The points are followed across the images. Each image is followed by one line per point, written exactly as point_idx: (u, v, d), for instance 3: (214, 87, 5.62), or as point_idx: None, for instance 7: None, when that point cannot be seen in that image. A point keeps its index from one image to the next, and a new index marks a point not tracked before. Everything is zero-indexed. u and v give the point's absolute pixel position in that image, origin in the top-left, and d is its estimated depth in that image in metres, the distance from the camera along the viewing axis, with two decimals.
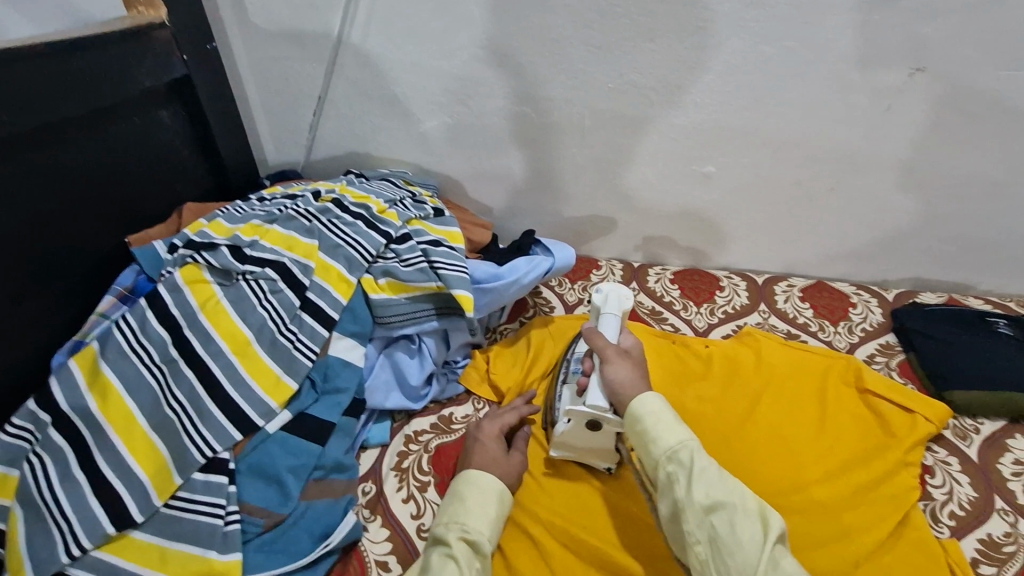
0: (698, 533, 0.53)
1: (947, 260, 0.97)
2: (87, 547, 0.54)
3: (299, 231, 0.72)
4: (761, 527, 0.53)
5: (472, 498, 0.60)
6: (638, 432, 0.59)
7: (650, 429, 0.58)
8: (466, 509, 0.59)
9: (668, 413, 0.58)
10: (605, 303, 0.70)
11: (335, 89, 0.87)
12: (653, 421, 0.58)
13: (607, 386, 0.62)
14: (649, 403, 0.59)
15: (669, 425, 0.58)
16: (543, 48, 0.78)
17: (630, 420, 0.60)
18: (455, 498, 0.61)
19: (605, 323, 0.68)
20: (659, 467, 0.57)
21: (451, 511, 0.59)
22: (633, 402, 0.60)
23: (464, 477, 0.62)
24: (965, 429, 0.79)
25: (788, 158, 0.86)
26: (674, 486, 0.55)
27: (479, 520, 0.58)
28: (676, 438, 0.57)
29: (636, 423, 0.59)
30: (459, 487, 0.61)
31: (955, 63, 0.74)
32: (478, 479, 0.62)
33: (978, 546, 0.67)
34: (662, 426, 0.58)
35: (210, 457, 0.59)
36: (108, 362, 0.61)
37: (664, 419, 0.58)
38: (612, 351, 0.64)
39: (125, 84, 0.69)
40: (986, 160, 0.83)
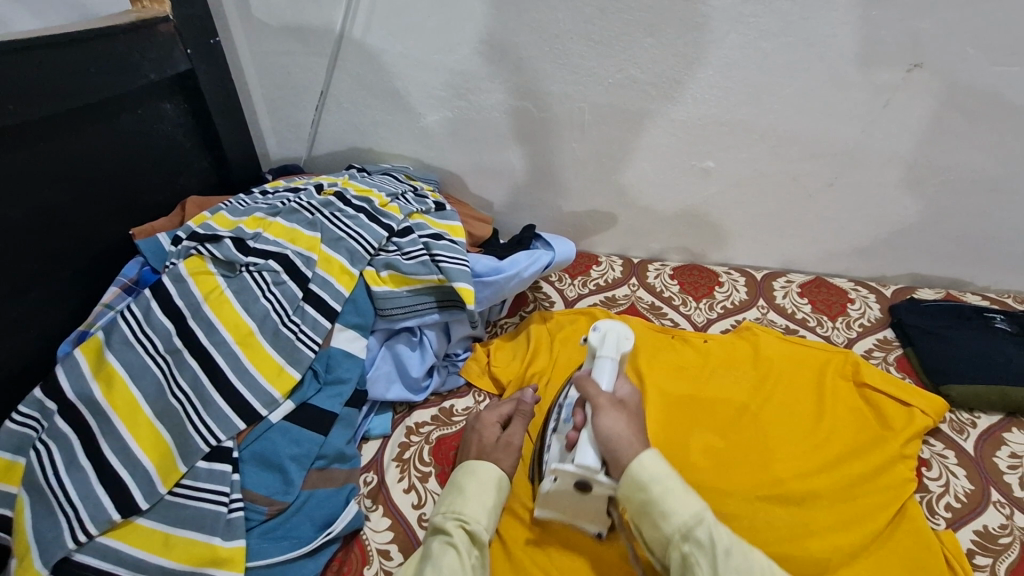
0: None
1: (945, 256, 0.98)
2: (92, 533, 0.55)
3: (302, 224, 0.72)
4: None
5: (471, 488, 0.61)
6: (645, 502, 0.54)
7: (658, 500, 0.54)
8: (465, 499, 0.60)
9: (674, 480, 0.54)
10: (602, 345, 0.67)
11: (337, 84, 0.88)
12: (661, 492, 0.54)
13: (599, 441, 0.58)
14: (652, 469, 0.55)
15: (679, 494, 0.54)
16: (543, 43, 0.79)
17: (635, 492, 0.55)
18: (455, 488, 0.61)
19: (600, 368, 0.65)
20: (673, 547, 0.53)
21: (449, 500, 0.60)
22: (631, 464, 0.55)
23: (464, 468, 0.63)
24: (962, 423, 0.79)
25: (787, 154, 0.87)
26: (695, 570, 0.51)
27: (478, 509, 0.59)
28: (690, 511, 0.53)
29: (640, 492, 0.54)
30: (458, 478, 0.62)
31: (952, 59, 0.75)
32: (479, 469, 0.62)
33: (974, 538, 0.68)
34: (668, 493, 0.54)
35: (214, 446, 0.60)
36: (114, 351, 0.62)
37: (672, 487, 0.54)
38: (605, 401, 0.60)
39: (128, 77, 0.70)
40: (983, 156, 0.83)
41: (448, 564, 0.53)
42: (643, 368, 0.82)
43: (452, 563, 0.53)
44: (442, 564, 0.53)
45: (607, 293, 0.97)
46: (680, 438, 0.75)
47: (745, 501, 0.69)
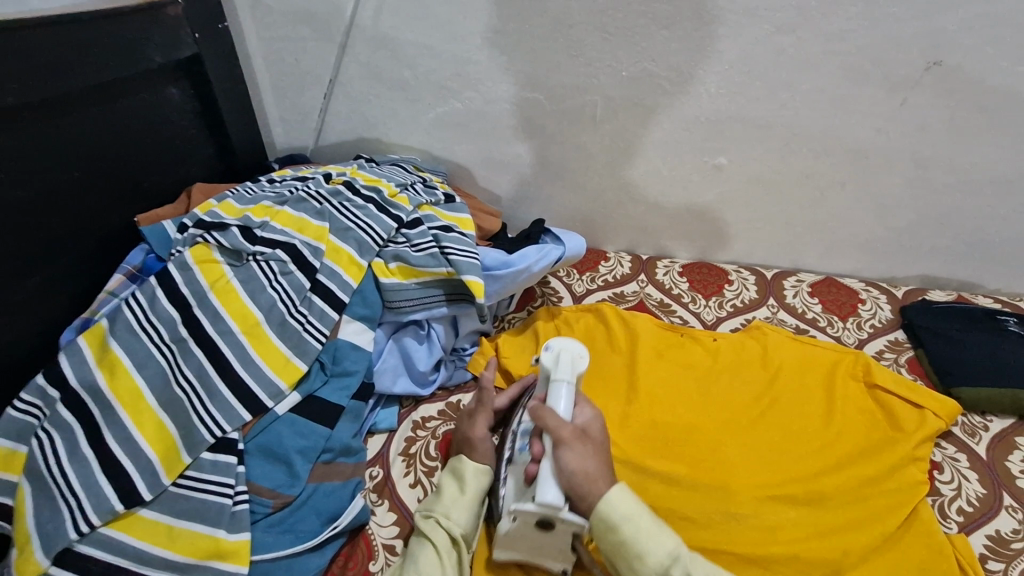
0: None
1: (958, 258, 0.97)
2: (95, 523, 0.54)
3: (310, 214, 0.71)
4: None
5: (447, 487, 0.62)
6: (617, 541, 0.53)
7: (631, 542, 0.53)
8: (438, 497, 0.61)
9: (645, 519, 0.54)
10: (557, 366, 0.62)
11: (345, 72, 0.86)
12: (632, 533, 0.53)
13: (561, 476, 0.54)
14: (623, 507, 0.54)
15: (652, 532, 0.54)
16: (556, 33, 0.77)
17: (606, 528, 0.54)
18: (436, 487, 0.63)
19: (556, 394, 0.60)
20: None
21: (427, 501, 0.61)
22: (599, 502, 0.54)
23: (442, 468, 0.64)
24: (974, 426, 0.78)
25: (800, 151, 0.86)
26: None
27: (449, 506, 0.60)
28: (665, 551, 0.53)
29: (611, 531, 0.53)
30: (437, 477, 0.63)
31: (971, 57, 0.73)
32: (454, 466, 0.63)
33: (986, 542, 0.67)
34: (640, 532, 0.53)
35: (219, 437, 0.59)
36: (118, 340, 0.61)
37: (646, 528, 0.54)
38: (568, 432, 0.56)
39: (133, 59, 0.68)
40: (1000, 156, 0.82)
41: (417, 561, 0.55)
42: (650, 366, 0.81)
43: (420, 559, 0.55)
44: (411, 561, 0.55)
45: (615, 289, 0.96)
46: (687, 437, 0.74)
47: (754, 499, 0.68)
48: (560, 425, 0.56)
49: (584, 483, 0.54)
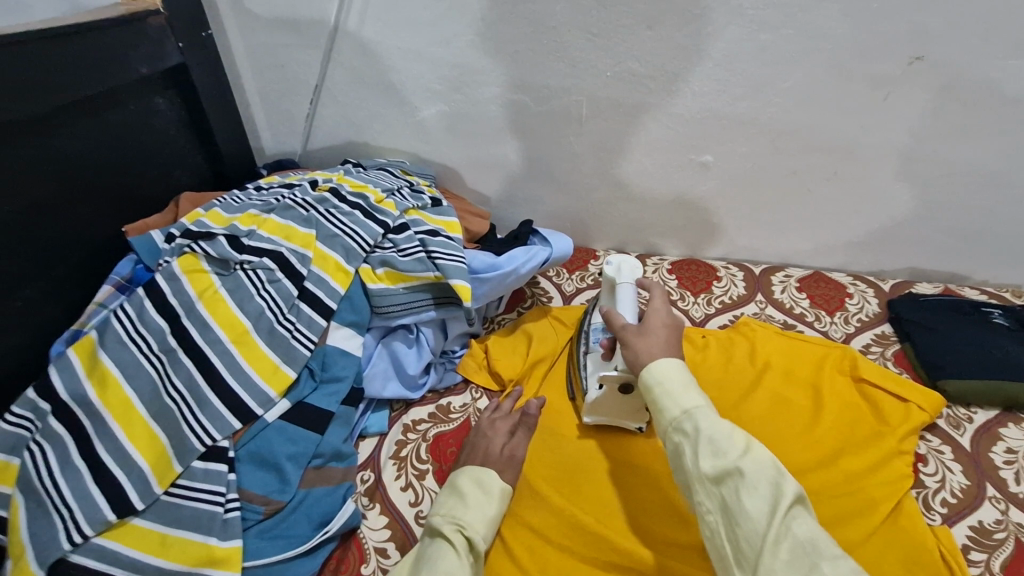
0: (708, 503, 0.50)
1: (944, 251, 0.97)
2: (88, 534, 0.54)
3: (297, 221, 0.72)
4: (770, 495, 0.48)
5: (471, 494, 0.61)
6: (649, 400, 0.57)
7: (655, 399, 0.56)
8: (464, 504, 0.60)
9: (673, 380, 0.56)
10: (619, 275, 0.72)
11: (331, 77, 0.87)
12: (658, 392, 0.56)
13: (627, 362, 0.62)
14: (656, 371, 0.57)
15: (675, 392, 0.55)
16: (541, 35, 0.78)
17: (643, 389, 0.58)
18: (455, 491, 0.62)
19: (623, 300, 0.69)
20: (669, 436, 0.55)
21: (448, 504, 0.61)
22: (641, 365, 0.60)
23: (464, 471, 0.63)
24: (959, 418, 0.79)
25: (785, 148, 0.86)
26: (682, 458, 0.53)
27: (477, 517, 0.59)
28: (681, 408, 0.54)
29: (646, 392, 0.57)
30: (459, 481, 0.62)
31: (953, 52, 0.74)
32: (479, 476, 0.63)
33: (969, 533, 0.68)
34: (664, 393, 0.56)
35: (209, 445, 0.60)
36: (107, 351, 0.61)
37: (672, 391, 0.55)
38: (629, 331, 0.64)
39: (117, 72, 0.69)
40: (985, 151, 0.83)
41: (446, 566, 0.53)
42: None
43: (450, 565, 0.54)
44: (439, 566, 0.53)
45: None
46: None
47: None
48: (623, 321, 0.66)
49: (638, 358, 0.60)
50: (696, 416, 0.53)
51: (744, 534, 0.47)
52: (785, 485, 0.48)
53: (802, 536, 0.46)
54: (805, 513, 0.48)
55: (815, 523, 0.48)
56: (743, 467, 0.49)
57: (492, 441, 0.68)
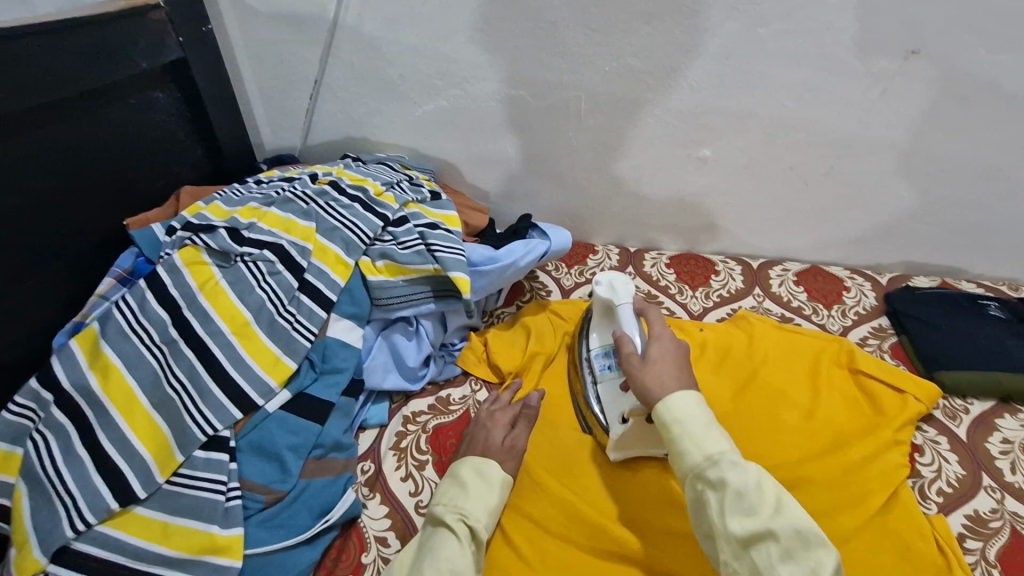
0: (735, 562, 0.50)
1: (941, 245, 0.98)
2: (91, 522, 0.55)
3: (297, 214, 0.72)
4: (804, 562, 0.48)
5: (472, 483, 0.61)
6: (669, 440, 0.57)
7: (676, 441, 0.56)
8: (465, 494, 0.60)
9: (695, 424, 0.56)
10: (614, 295, 0.72)
11: (330, 73, 0.87)
12: (680, 433, 0.56)
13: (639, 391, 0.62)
14: (675, 409, 0.57)
15: (698, 436, 0.55)
16: (539, 30, 0.78)
17: (660, 427, 0.58)
18: (455, 480, 0.62)
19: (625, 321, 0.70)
20: (690, 482, 0.55)
21: (449, 493, 0.61)
22: (661, 404, 0.58)
23: (465, 461, 0.63)
24: (955, 409, 0.80)
25: (782, 142, 0.87)
26: (706, 508, 0.53)
27: (478, 506, 0.60)
28: (705, 454, 0.54)
29: (665, 432, 0.57)
30: (460, 471, 0.62)
31: (948, 47, 0.74)
32: (480, 466, 0.63)
33: (965, 522, 0.68)
34: (685, 434, 0.56)
35: (211, 435, 0.60)
36: (109, 342, 0.62)
37: (695, 435, 0.55)
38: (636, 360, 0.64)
39: (118, 65, 0.69)
40: (981, 145, 0.83)
41: (449, 558, 0.54)
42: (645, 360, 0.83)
43: (453, 554, 0.54)
44: (442, 557, 0.54)
45: None
46: None
47: None
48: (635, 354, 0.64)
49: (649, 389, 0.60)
50: (721, 465, 0.53)
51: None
52: (817, 550, 0.49)
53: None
54: None
55: None
56: (774, 528, 0.49)
57: (491, 432, 0.68)
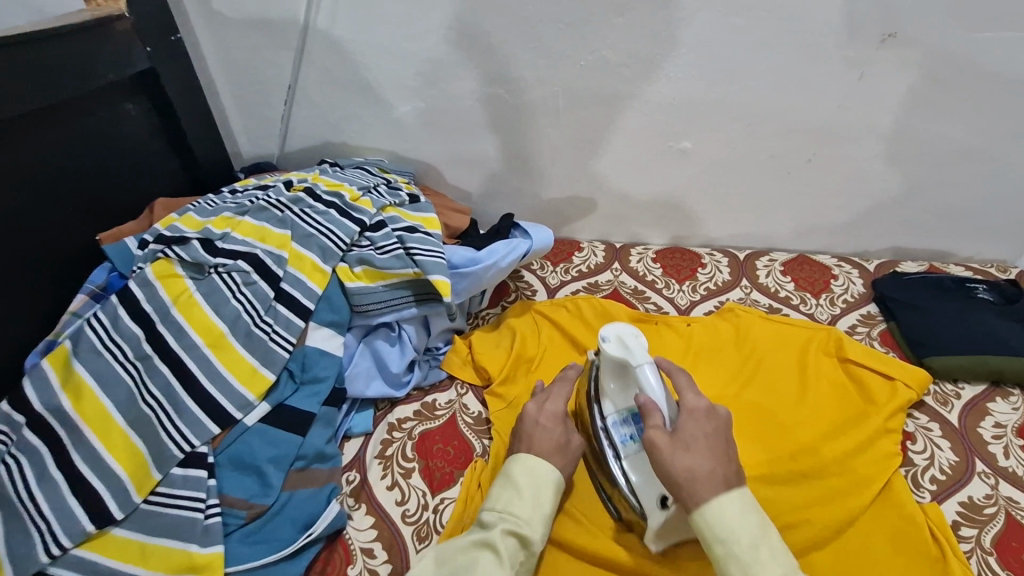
0: None
1: (927, 229, 0.98)
2: (66, 545, 0.54)
3: (271, 222, 0.71)
4: None
5: (528, 491, 0.57)
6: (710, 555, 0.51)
7: (721, 563, 0.49)
8: (519, 499, 0.56)
9: (740, 546, 0.49)
10: (631, 352, 0.62)
11: (304, 78, 0.86)
12: (723, 555, 0.49)
13: (669, 479, 0.53)
14: (718, 527, 0.50)
15: (747, 561, 0.48)
16: (513, 27, 0.77)
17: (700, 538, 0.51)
18: (510, 483, 0.58)
19: (645, 381, 0.59)
20: None
21: (505, 498, 0.57)
22: (698, 513, 0.51)
23: (524, 464, 0.59)
24: (946, 395, 0.79)
25: (764, 131, 0.86)
26: None
27: (531, 515, 0.56)
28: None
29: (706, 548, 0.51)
30: (515, 473, 0.58)
31: (926, 29, 0.73)
32: (538, 473, 0.58)
33: (959, 509, 0.68)
34: (730, 559, 0.49)
35: (188, 452, 0.59)
36: (81, 360, 0.60)
37: (741, 558, 0.49)
38: (664, 441, 0.54)
39: (84, 80, 0.68)
40: (963, 127, 0.83)
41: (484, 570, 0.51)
42: None
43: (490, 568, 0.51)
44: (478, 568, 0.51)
45: (589, 279, 0.96)
46: None
47: None
48: (659, 429, 0.55)
49: (682, 483, 0.52)
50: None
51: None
52: None
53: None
54: None
55: None
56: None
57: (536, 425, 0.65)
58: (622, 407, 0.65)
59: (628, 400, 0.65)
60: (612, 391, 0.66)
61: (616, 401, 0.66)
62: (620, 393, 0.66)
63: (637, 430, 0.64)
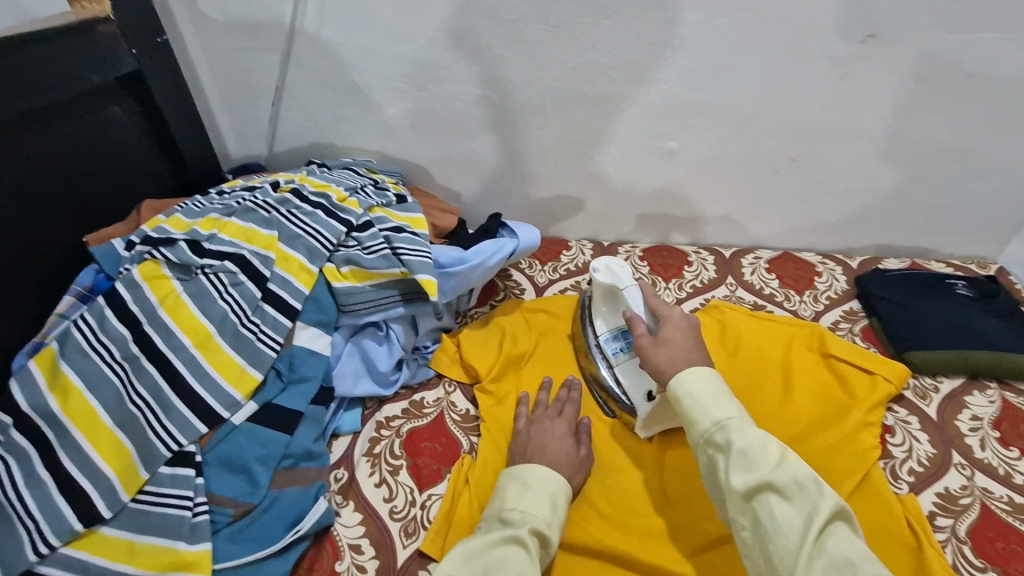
0: (742, 518, 0.51)
1: (909, 226, 0.99)
2: (55, 544, 0.54)
3: (258, 223, 0.71)
4: (805, 510, 0.48)
5: (542, 492, 0.58)
6: (680, 411, 0.59)
7: (687, 411, 0.57)
8: (535, 500, 0.58)
9: (704, 394, 0.57)
10: (617, 277, 0.73)
11: (291, 79, 0.86)
12: (689, 404, 0.57)
13: (651, 368, 0.63)
14: (686, 383, 0.58)
15: (707, 405, 0.57)
16: (499, 28, 0.78)
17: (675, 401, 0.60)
18: (524, 484, 0.59)
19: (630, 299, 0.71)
20: (701, 449, 0.56)
21: (520, 498, 0.58)
22: (672, 380, 0.60)
23: (540, 471, 0.60)
24: (925, 388, 0.81)
25: (747, 131, 0.87)
26: (714, 469, 0.54)
27: (545, 514, 0.57)
28: (712, 420, 0.56)
29: (676, 403, 0.59)
30: (528, 475, 0.60)
31: (903, 29, 0.75)
32: (547, 474, 0.60)
33: (935, 499, 0.69)
34: (695, 406, 0.57)
35: (176, 451, 0.60)
36: (69, 361, 0.61)
37: (703, 403, 0.57)
38: (647, 341, 0.65)
39: (67, 83, 0.68)
40: (942, 126, 0.84)
41: (516, 563, 0.50)
42: None
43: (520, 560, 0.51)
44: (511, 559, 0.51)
45: (577, 277, 0.97)
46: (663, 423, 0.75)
47: None
48: (643, 335, 0.66)
49: (663, 370, 0.62)
50: (727, 429, 0.54)
51: (777, 550, 0.48)
52: (818, 497, 0.49)
53: (832, 550, 0.46)
54: (846, 529, 0.49)
55: (855, 542, 0.48)
56: (774, 480, 0.50)
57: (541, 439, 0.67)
58: (612, 325, 0.77)
59: (617, 318, 0.77)
60: (604, 313, 0.77)
61: (608, 321, 0.77)
62: (611, 314, 0.77)
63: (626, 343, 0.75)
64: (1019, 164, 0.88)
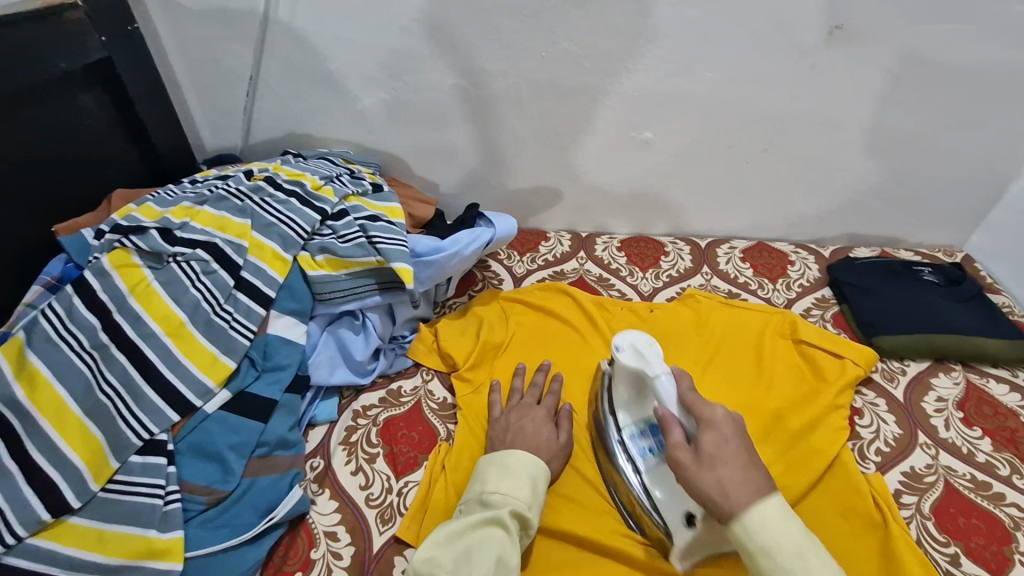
0: None
1: (878, 215, 1.01)
2: (22, 535, 0.53)
3: (231, 211, 0.71)
4: None
5: (523, 473, 0.59)
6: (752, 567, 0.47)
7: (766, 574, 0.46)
8: (516, 482, 0.58)
9: (786, 554, 0.45)
10: (646, 361, 0.63)
11: (266, 69, 0.85)
12: (768, 565, 0.45)
13: (699, 496, 0.50)
14: (760, 536, 0.46)
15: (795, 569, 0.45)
16: (473, 18, 0.78)
17: (741, 549, 0.48)
18: (504, 465, 0.59)
19: (660, 389, 0.59)
20: None
21: (499, 479, 0.58)
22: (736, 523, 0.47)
23: (521, 455, 0.60)
24: (893, 371, 0.83)
25: (720, 122, 0.88)
26: None
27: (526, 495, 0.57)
28: None
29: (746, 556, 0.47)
30: (509, 458, 0.60)
31: (868, 21, 0.76)
32: (523, 459, 0.60)
33: (901, 478, 0.71)
34: (778, 569, 0.45)
35: (147, 440, 0.60)
36: (36, 351, 0.60)
37: (789, 570, 0.45)
38: (689, 458, 0.52)
39: (35, 69, 0.67)
40: (908, 116, 0.86)
41: (494, 546, 0.52)
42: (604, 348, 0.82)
43: (499, 544, 0.52)
44: (489, 543, 0.52)
45: (555, 268, 0.98)
46: None
47: None
48: (681, 446, 0.53)
49: (715, 502, 0.49)
50: None
51: None
52: None
53: None
54: None
55: None
56: None
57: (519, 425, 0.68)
58: (638, 418, 0.67)
59: (642, 410, 0.67)
60: (626, 400, 0.68)
61: (632, 413, 0.68)
62: (635, 404, 0.68)
63: (656, 442, 0.65)
64: (983, 153, 0.91)
